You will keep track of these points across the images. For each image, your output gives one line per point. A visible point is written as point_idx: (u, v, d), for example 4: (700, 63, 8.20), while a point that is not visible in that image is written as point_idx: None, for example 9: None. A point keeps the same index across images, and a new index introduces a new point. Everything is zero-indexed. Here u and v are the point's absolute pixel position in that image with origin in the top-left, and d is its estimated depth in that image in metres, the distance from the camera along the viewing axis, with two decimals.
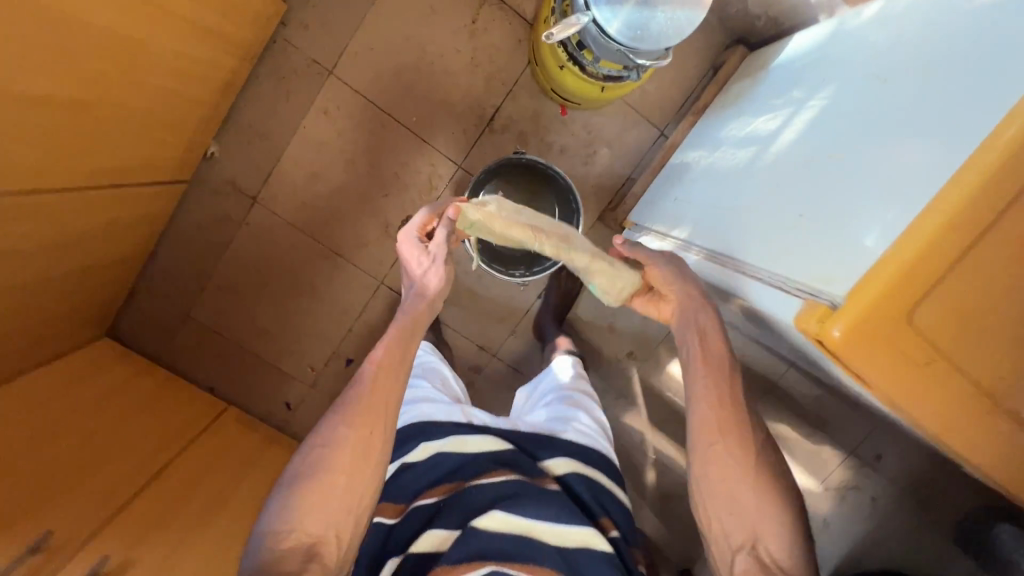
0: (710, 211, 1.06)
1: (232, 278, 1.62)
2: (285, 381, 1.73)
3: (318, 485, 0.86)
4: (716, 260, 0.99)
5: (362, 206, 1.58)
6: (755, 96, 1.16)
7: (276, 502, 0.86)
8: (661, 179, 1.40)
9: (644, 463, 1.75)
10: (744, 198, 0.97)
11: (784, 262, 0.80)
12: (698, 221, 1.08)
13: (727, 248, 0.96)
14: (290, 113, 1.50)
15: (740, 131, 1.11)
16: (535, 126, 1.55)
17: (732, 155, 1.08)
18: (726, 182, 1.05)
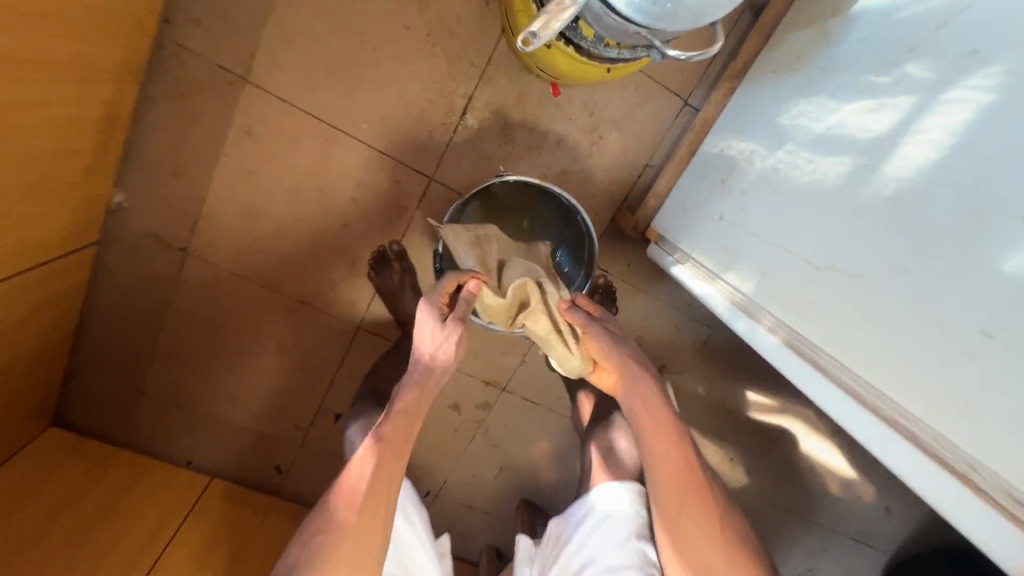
0: (785, 253, 0.85)
1: (183, 343, 1.36)
2: (270, 445, 1.51)
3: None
4: (814, 351, 0.80)
5: (319, 241, 1.27)
6: (823, 67, 0.88)
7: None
8: (690, 172, 1.12)
9: None
10: (843, 259, 0.74)
11: (955, 401, 0.60)
12: (770, 274, 0.87)
13: (837, 339, 0.75)
14: (206, 140, 1.16)
15: (814, 130, 0.84)
16: (520, 115, 1.20)
17: (810, 173, 0.82)
18: (804, 221, 0.81)
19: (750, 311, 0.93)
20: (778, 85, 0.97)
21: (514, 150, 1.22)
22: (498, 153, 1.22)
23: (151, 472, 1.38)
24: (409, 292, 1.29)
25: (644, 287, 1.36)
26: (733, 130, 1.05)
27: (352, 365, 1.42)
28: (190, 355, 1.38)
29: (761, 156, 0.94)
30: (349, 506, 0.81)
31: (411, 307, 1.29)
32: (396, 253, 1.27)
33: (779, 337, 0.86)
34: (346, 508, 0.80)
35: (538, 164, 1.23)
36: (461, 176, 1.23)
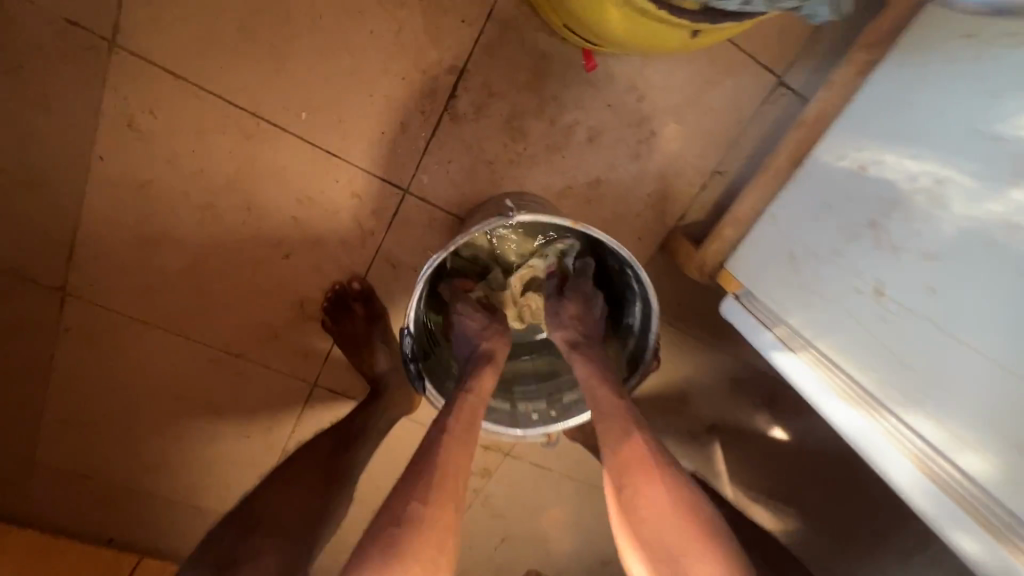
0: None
1: (78, 404, 1.01)
2: (208, 522, 1.17)
3: None
4: None
5: (250, 277, 0.91)
6: None
7: None
8: (804, 201, 0.68)
9: None
10: None
11: None
12: (979, 422, 0.44)
13: None
14: (69, 135, 0.79)
15: None
16: (534, 98, 0.81)
17: None
18: None
19: (966, 503, 0.46)
20: (979, 50, 0.52)
21: (525, 150, 0.83)
22: (501, 155, 0.84)
23: (55, 554, 1.04)
24: (380, 346, 0.93)
25: (697, 333, 1.01)
26: (893, 134, 0.59)
27: (308, 431, 1.07)
28: (90, 420, 1.03)
29: (969, 192, 0.48)
30: (415, 534, 0.54)
31: (384, 367, 0.93)
32: (359, 293, 0.91)
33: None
34: (414, 537, 0.54)
35: (559, 171, 0.85)
36: (448, 188, 0.85)
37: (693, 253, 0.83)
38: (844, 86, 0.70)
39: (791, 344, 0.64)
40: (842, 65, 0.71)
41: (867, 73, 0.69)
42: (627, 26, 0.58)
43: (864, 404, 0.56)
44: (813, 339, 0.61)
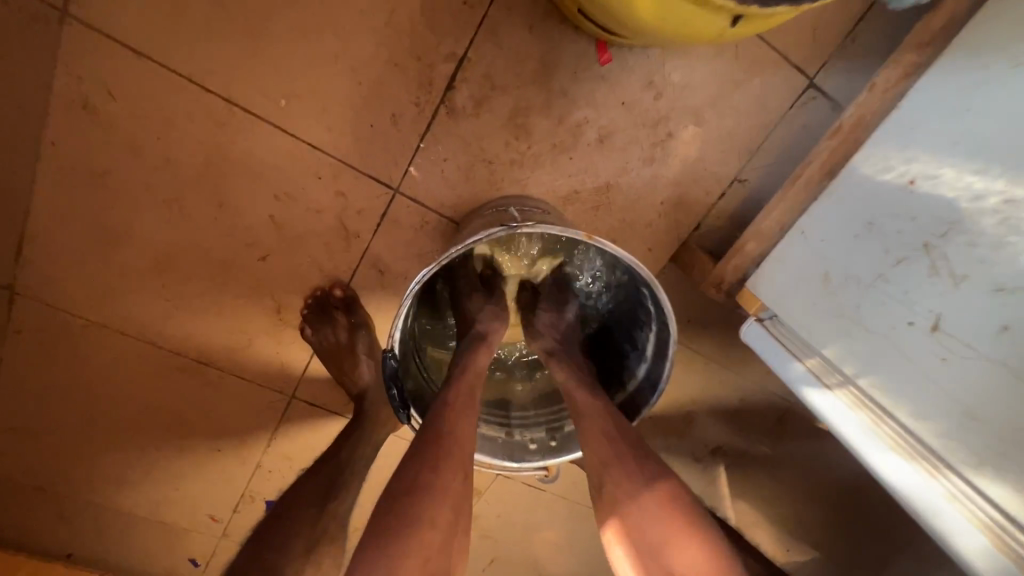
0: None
1: (32, 412, 0.92)
2: (178, 537, 1.09)
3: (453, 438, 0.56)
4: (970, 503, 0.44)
5: (222, 280, 0.82)
6: None
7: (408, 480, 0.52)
8: (840, 219, 0.61)
9: None
10: None
11: None
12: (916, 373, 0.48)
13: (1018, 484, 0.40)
14: (17, 116, 0.70)
15: None
16: (541, 92, 0.73)
17: None
18: None
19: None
20: None
21: (528, 150, 0.76)
22: (501, 155, 0.76)
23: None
24: (364, 358, 0.85)
25: (706, 351, 0.94)
26: (951, 146, 0.52)
27: (285, 445, 1.00)
28: (46, 430, 0.94)
29: None
30: (416, 534, 0.47)
31: (369, 380, 0.85)
32: (341, 301, 0.83)
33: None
34: (415, 534, 0.47)
35: (566, 174, 0.77)
36: (442, 188, 0.77)
37: (709, 268, 0.76)
38: (887, 90, 0.63)
39: (826, 379, 0.57)
40: (886, 67, 0.64)
41: (914, 75, 0.62)
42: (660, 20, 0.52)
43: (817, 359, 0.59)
44: (854, 374, 0.54)
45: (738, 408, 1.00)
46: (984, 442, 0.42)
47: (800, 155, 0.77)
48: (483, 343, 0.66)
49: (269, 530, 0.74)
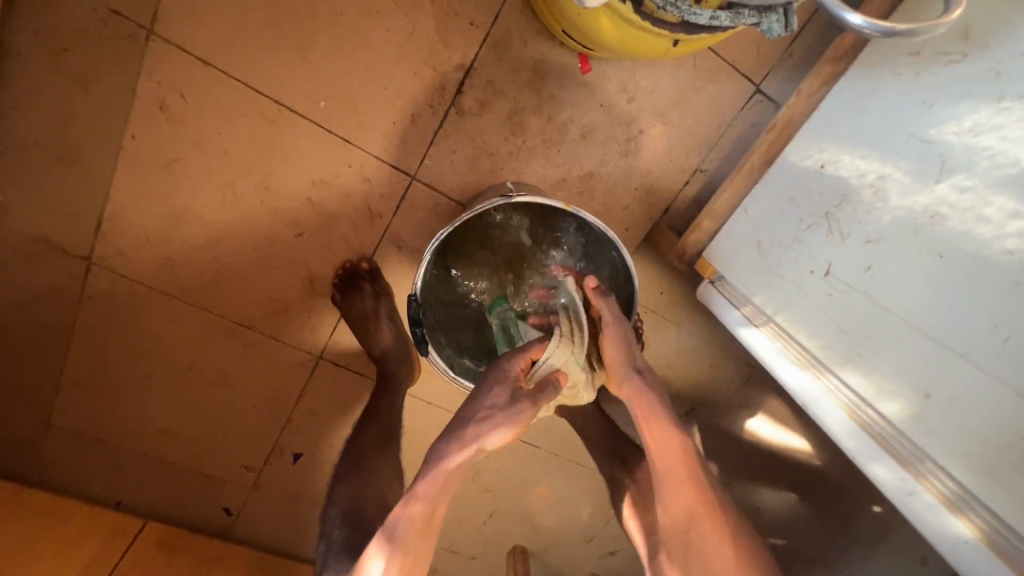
0: (955, 359, 0.47)
1: (97, 370, 1.07)
2: (215, 484, 1.23)
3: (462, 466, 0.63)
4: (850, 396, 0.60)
5: (266, 253, 0.97)
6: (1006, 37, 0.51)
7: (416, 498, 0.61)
8: (774, 198, 0.76)
9: None
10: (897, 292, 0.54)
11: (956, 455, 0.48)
12: (811, 306, 0.63)
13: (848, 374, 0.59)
14: (105, 114, 0.85)
15: (983, 144, 0.49)
16: (534, 96, 0.88)
17: (970, 221, 0.48)
18: (897, 256, 0.55)
19: (888, 446, 0.53)
20: (921, 67, 0.60)
21: (524, 144, 0.91)
22: (501, 148, 0.91)
23: (61, 517, 1.07)
24: (385, 321, 1.00)
25: (678, 320, 1.09)
26: (848, 138, 0.67)
27: (313, 402, 1.14)
28: (108, 385, 1.09)
29: (903, 186, 0.57)
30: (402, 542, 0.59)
31: (388, 340, 1.00)
32: (367, 272, 0.98)
33: (971, 524, 0.47)
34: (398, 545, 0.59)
35: (555, 164, 0.93)
36: (452, 176, 0.93)
37: (675, 242, 0.92)
38: (810, 95, 0.79)
39: (754, 319, 0.72)
40: (809, 76, 0.79)
41: (830, 84, 0.77)
42: (615, 34, 0.66)
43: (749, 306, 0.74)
44: (773, 313, 0.69)
45: (708, 371, 1.15)
46: (851, 348, 0.57)
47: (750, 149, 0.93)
48: (473, 442, 0.63)
49: (350, 468, 0.87)
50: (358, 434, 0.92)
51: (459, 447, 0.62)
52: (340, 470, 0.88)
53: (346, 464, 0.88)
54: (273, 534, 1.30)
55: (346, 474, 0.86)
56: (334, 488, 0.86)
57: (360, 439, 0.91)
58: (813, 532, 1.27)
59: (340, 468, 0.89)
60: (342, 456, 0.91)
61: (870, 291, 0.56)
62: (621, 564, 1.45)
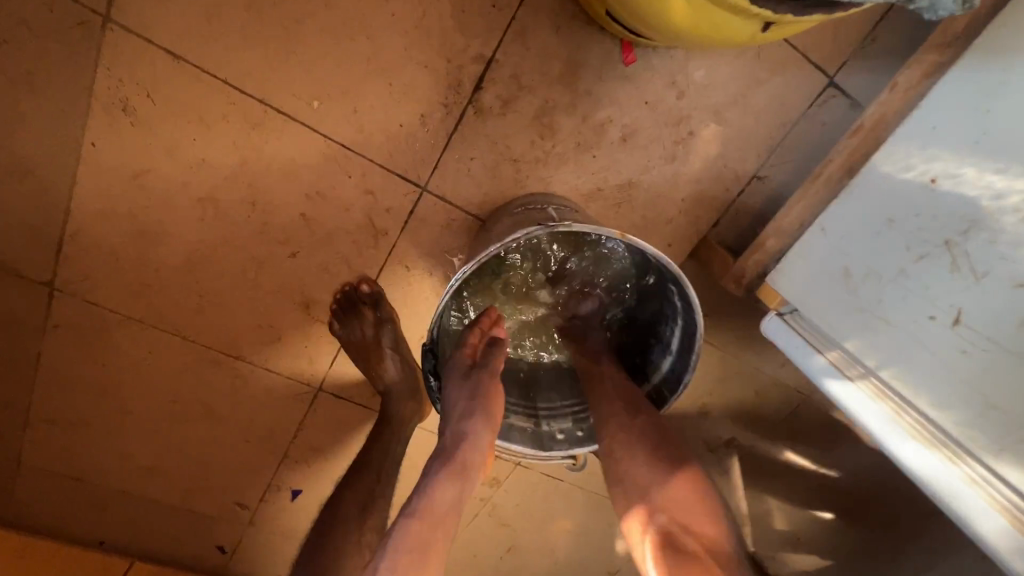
0: None
1: (69, 405, 0.95)
2: (207, 523, 1.12)
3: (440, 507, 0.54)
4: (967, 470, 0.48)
5: (254, 276, 0.85)
6: None
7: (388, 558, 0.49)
8: (863, 217, 0.62)
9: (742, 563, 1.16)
10: None
11: None
12: (934, 362, 0.50)
13: (982, 450, 0.46)
14: (59, 118, 0.72)
15: None
16: (567, 92, 0.75)
17: None
18: None
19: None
20: None
21: (553, 148, 0.78)
22: (527, 153, 0.78)
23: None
24: (389, 352, 0.87)
25: (724, 344, 0.96)
26: (971, 148, 0.53)
27: (311, 435, 1.02)
28: (82, 422, 0.97)
29: None
30: None
31: (394, 374, 0.87)
32: (368, 297, 0.85)
33: None
34: None
35: (589, 172, 0.79)
36: (469, 186, 0.79)
37: (730, 263, 0.78)
38: (908, 90, 0.65)
39: (847, 371, 0.59)
40: (907, 67, 0.65)
41: (934, 76, 0.63)
42: (700, 18, 0.52)
43: (838, 355, 0.61)
44: (875, 366, 0.56)
45: (754, 398, 1.03)
46: (1008, 432, 0.44)
47: (819, 152, 0.79)
48: (452, 463, 0.58)
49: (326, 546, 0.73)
50: (365, 485, 0.79)
51: (439, 474, 0.56)
52: (310, 550, 0.74)
53: (321, 540, 0.75)
54: (271, 574, 1.19)
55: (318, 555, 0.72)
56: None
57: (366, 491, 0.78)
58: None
59: (343, 527, 0.76)
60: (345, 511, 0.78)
61: None
62: None
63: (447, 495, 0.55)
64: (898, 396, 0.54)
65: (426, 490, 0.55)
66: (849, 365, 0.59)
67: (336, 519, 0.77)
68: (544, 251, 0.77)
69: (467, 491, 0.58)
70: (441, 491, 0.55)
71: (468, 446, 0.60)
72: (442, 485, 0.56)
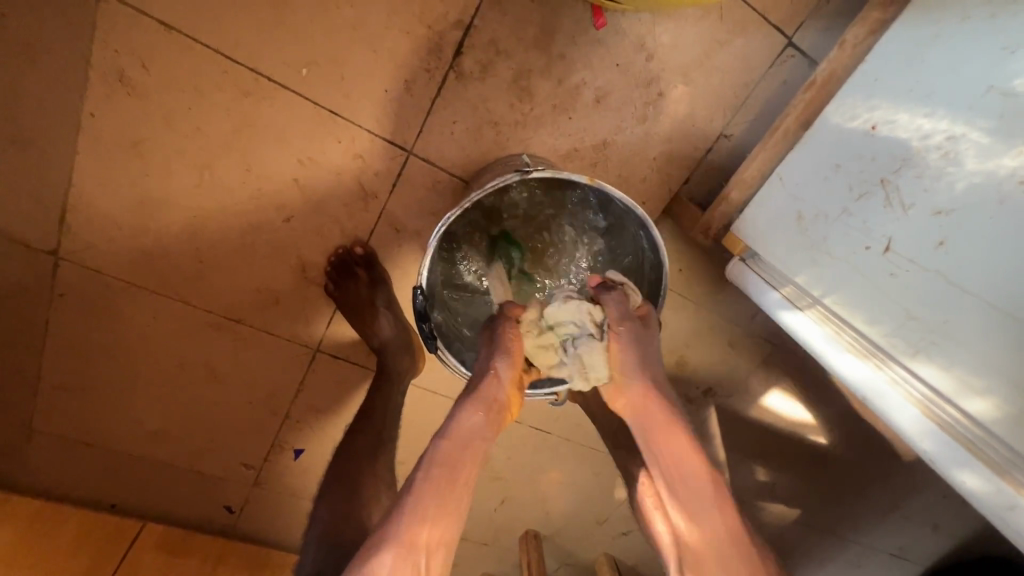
0: None
1: (78, 371, 1.00)
2: (215, 484, 1.17)
3: (471, 438, 0.62)
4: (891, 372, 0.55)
5: (252, 242, 0.89)
6: None
7: (427, 470, 0.59)
8: (814, 164, 0.68)
9: None
10: (977, 270, 0.47)
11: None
12: (870, 284, 0.57)
13: (898, 352, 0.54)
14: (58, 89, 0.75)
15: None
16: (542, 56, 0.79)
17: None
18: (981, 229, 0.48)
19: (976, 449, 0.46)
20: (999, 8, 0.51)
21: (531, 111, 0.82)
22: (506, 116, 0.82)
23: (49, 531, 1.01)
24: (382, 310, 0.93)
25: (699, 298, 1.01)
26: (905, 95, 0.59)
27: (311, 395, 1.07)
28: (90, 388, 1.02)
29: (982, 148, 0.49)
30: (416, 503, 0.56)
31: (388, 331, 0.93)
32: (361, 259, 0.91)
33: None
34: (413, 511, 0.56)
35: (566, 133, 0.84)
36: (452, 149, 0.84)
37: (699, 216, 0.84)
38: (856, 46, 0.70)
39: (798, 302, 0.67)
40: (855, 24, 0.70)
41: (879, 32, 0.68)
42: None
43: (792, 289, 0.68)
44: (821, 295, 0.63)
45: (729, 351, 1.07)
46: (922, 335, 0.51)
47: (780, 109, 0.84)
48: (480, 397, 0.65)
49: (336, 481, 0.81)
50: (358, 440, 0.86)
51: (467, 406, 0.64)
52: (323, 485, 0.82)
53: (330, 481, 0.82)
54: (277, 532, 1.25)
55: (330, 493, 0.80)
56: (315, 509, 0.80)
57: (359, 444, 0.85)
58: (828, 506, 1.24)
59: (345, 473, 0.82)
60: (344, 461, 0.84)
61: (942, 269, 0.50)
62: (635, 545, 1.42)
63: (474, 425, 0.63)
64: (839, 319, 0.61)
65: (455, 418, 0.63)
66: (803, 297, 0.66)
67: (340, 465, 0.83)
68: (523, 203, 0.81)
69: (494, 422, 0.64)
70: (469, 419, 0.63)
71: (493, 384, 0.66)
72: (470, 415, 0.63)
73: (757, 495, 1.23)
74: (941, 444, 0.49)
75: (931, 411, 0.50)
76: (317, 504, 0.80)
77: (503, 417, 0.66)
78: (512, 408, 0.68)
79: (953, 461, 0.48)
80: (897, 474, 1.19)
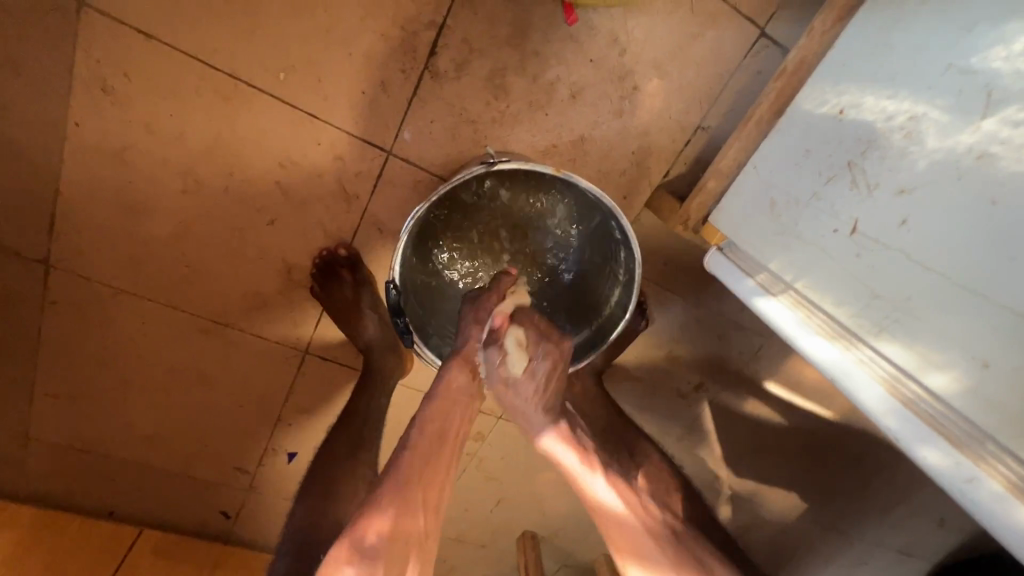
0: (1000, 312, 0.42)
1: (72, 378, 1.01)
2: (210, 490, 1.18)
3: (458, 398, 0.69)
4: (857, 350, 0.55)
5: (236, 246, 0.90)
6: None
7: (421, 421, 0.65)
8: (785, 151, 0.68)
9: (716, 500, 1.23)
10: (940, 247, 0.47)
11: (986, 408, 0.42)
12: (839, 267, 0.57)
13: (867, 333, 0.54)
14: (43, 100, 0.77)
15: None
16: (517, 54, 0.80)
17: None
18: (944, 205, 0.47)
19: (938, 425, 0.46)
20: None
21: (507, 108, 0.83)
22: (484, 114, 0.83)
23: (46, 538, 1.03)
24: (369, 312, 0.94)
25: (685, 292, 1.01)
26: (869, 78, 0.59)
27: (302, 398, 1.08)
28: (83, 396, 1.03)
29: (942, 126, 0.49)
30: (410, 454, 0.62)
31: (373, 332, 0.94)
32: (346, 260, 0.92)
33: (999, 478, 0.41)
34: (408, 458, 0.62)
35: (543, 130, 0.85)
36: (431, 148, 0.85)
37: (677, 208, 0.84)
38: (824, 33, 0.70)
39: (772, 288, 0.66)
40: (823, 11, 0.70)
41: (847, 18, 0.68)
42: None
43: (768, 276, 0.68)
44: (793, 280, 0.63)
45: (719, 345, 1.06)
46: (886, 314, 0.51)
47: (755, 99, 0.85)
48: (465, 359, 0.71)
49: (317, 480, 0.83)
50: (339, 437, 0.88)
51: (454, 366, 0.70)
52: (304, 483, 0.85)
53: (311, 478, 0.84)
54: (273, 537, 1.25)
55: (307, 491, 0.83)
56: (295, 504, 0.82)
57: (341, 444, 0.87)
58: (828, 500, 1.23)
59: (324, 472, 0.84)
60: (322, 458, 0.86)
61: (905, 248, 0.50)
62: None
63: (459, 384, 0.69)
64: (810, 303, 0.61)
65: (443, 377, 0.69)
66: (776, 279, 0.66)
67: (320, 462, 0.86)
68: (498, 192, 0.80)
69: (478, 383, 0.72)
70: (455, 377, 0.69)
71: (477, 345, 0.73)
72: (457, 374, 0.70)
73: (755, 491, 1.22)
74: (907, 424, 0.48)
75: (895, 389, 0.50)
76: (302, 495, 0.83)
77: (486, 378, 0.73)
78: (494, 370, 0.75)
79: (915, 436, 0.48)
80: (895, 468, 1.17)
